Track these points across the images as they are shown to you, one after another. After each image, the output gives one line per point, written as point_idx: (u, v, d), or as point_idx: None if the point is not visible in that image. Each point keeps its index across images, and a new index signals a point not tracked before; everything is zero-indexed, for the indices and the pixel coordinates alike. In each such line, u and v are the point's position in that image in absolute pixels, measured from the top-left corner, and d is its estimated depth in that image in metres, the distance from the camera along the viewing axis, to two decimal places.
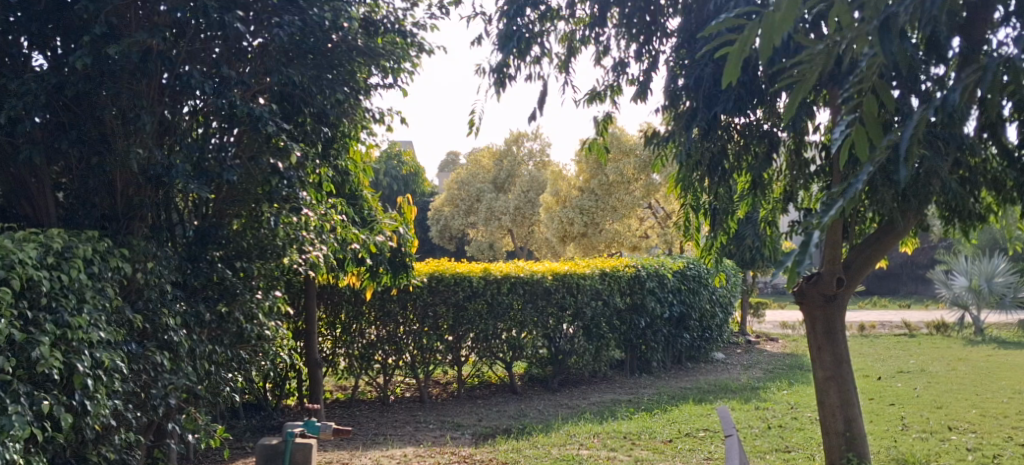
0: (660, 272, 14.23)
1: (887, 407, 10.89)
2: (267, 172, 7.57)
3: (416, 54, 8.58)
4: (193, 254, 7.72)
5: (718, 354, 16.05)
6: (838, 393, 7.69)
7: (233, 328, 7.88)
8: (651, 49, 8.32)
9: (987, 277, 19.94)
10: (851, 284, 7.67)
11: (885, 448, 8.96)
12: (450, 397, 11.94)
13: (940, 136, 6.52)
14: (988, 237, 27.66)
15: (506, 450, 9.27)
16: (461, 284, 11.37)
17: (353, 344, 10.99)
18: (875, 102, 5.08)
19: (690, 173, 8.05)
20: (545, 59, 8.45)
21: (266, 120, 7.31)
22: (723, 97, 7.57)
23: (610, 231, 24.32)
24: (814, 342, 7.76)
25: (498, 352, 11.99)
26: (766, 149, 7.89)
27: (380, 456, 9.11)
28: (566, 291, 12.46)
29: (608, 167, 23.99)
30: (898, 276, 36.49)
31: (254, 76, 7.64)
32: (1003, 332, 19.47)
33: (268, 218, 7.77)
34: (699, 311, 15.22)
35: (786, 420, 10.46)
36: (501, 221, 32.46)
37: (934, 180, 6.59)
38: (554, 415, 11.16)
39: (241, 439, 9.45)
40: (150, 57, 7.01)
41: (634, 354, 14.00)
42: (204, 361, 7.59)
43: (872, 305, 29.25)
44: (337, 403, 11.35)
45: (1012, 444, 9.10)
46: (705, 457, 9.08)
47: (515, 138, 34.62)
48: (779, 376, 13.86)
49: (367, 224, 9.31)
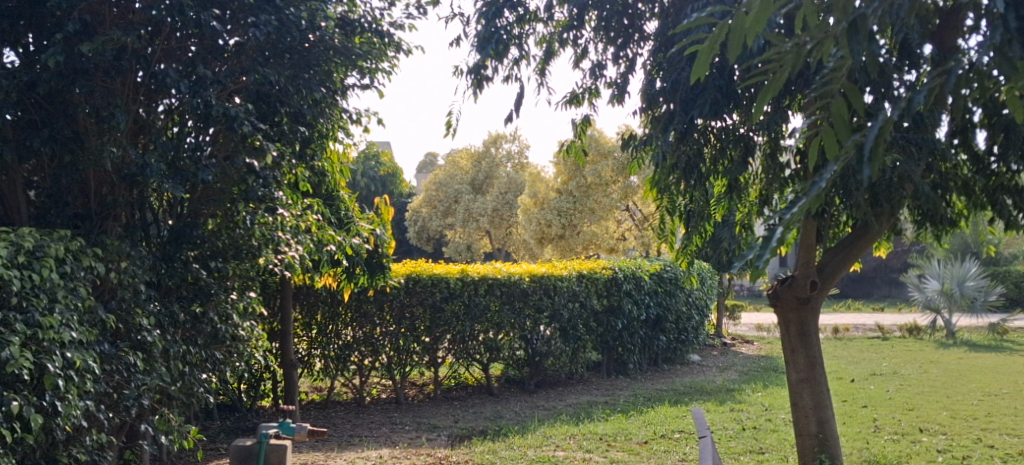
0: (637, 273, 14.25)
1: (860, 409, 10.95)
2: (243, 171, 7.56)
3: (395, 55, 8.58)
4: (167, 254, 7.62)
5: (694, 356, 16.11)
6: (811, 395, 7.73)
7: (207, 328, 7.86)
8: (628, 52, 8.37)
9: (959, 281, 20.11)
10: (825, 286, 7.71)
11: (858, 449, 9.02)
12: (427, 398, 11.94)
13: (913, 141, 6.71)
14: (959, 241, 27.91)
15: (482, 452, 9.27)
16: (438, 285, 11.36)
17: (329, 345, 10.97)
18: (844, 103, 5.02)
19: (667, 176, 8.10)
20: (523, 61, 8.47)
21: (242, 120, 7.27)
22: (700, 100, 7.61)
23: (587, 233, 24.36)
24: (787, 344, 7.79)
25: (474, 353, 11.99)
26: (741, 153, 7.93)
27: (355, 457, 9.09)
28: (543, 293, 12.48)
29: (586, 169, 24.10)
30: (872, 279, 36.73)
31: (231, 76, 7.60)
32: (974, 335, 19.63)
33: (244, 218, 7.75)
34: (675, 313, 15.28)
35: (760, 422, 10.52)
36: (479, 222, 32.42)
37: (908, 185, 6.70)
38: (530, 416, 11.17)
39: (215, 440, 9.40)
40: (124, 55, 7.01)
41: (610, 356, 14.04)
42: (178, 362, 7.52)
43: (847, 307, 29.40)
44: (313, 404, 11.31)
45: (982, 446, 9.20)
46: (680, 457, 9.11)
47: (493, 139, 34.69)
48: (754, 378, 13.92)
49: (343, 225, 9.30)
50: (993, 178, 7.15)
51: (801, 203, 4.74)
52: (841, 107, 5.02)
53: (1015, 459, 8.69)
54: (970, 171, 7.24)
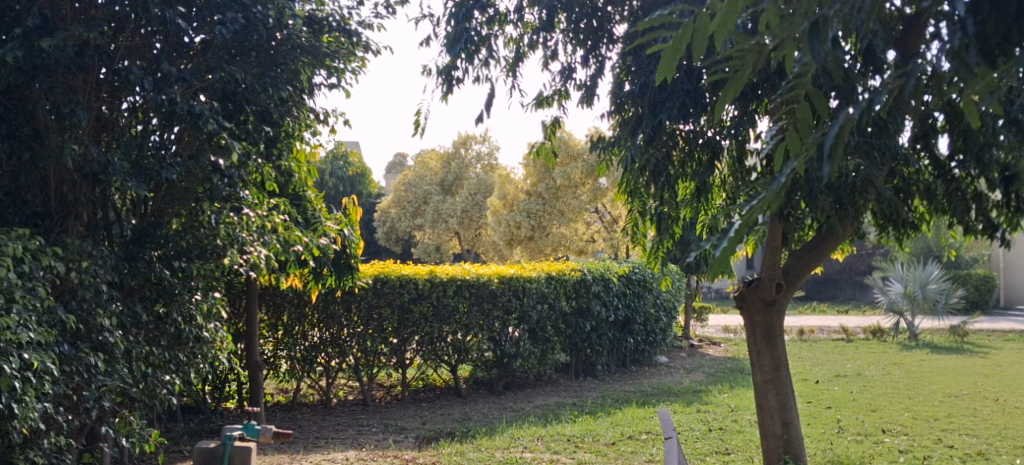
0: (605, 276, 14.25)
1: (824, 410, 11.02)
2: (208, 170, 7.55)
3: (363, 54, 8.55)
4: (130, 254, 7.55)
5: (661, 358, 16.16)
6: (776, 396, 7.77)
7: (171, 329, 7.77)
8: (599, 54, 8.35)
9: (921, 284, 20.28)
10: (790, 288, 7.76)
11: (821, 450, 9.08)
12: (394, 400, 11.89)
13: (875, 147, 6.79)
14: (922, 245, 28.26)
15: (450, 454, 9.24)
16: (406, 286, 11.34)
17: (295, 346, 10.89)
18: (809, 108, 5.00)
19: (636, 178, 8.11)
20: (492, 62, 8.46)
21: (207, 118, 7.27)
22: (668, 104, 7.66)
23: (556, 235, 24.40)
24: (753, 345, 7.83)
25: (442, 355, 11.97)
26: (708, 157, 7.99)
27: (321, 459, 9.04)
28: (512, 295, 12.47)
29: (556, 171, 24.14)
30: (836, 282, 37.00)
31: (195, 73, 7.53)
32: (936, 337, 19.83)
33: (210, 218, 7.66)
34: (643, 315, 15.32)
35: (726, 423, 10.56)
36: (448, 223, 32.31)
37: (871, 189, 6.74)
38: (498, 418, 11.15)
39: (178, 442, 9.29)
40: (85, 52, 6.91)
41: (579, 358, 14.03)
42: (140, 363, 7.45)
43: (813, 310, 29.59)
44: (278, 406, 11.23)
45: (942, 446, 9.29)
46: (647, 459, 9.11)
47: (462, 141, 34.50)
48: (721, 380, 13.98)
49: (310, 225, 9.25)
50: (954, 183, 7.26)
51: (762, 196, 4.73)
52: (805, 111, 5.00)
53: (973, 459, 8.79)
54: (932, 176, 7.33)
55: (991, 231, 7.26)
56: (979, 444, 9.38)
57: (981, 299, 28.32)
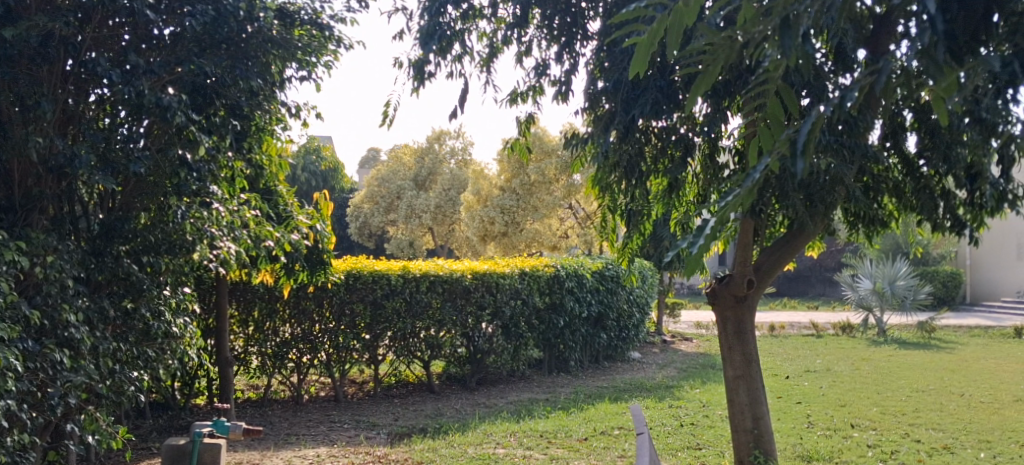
0: (579, 272, 14.24)
1: (794, 405, 11.08)
2: (176, 163, 7.42)
3: (335, 48, 8.50)
4: (97, 249, 7.48)
5: (634, 353, 16.19)
6: (747, 392, 7.79)
7: (139, 325, 7.71)
8: (573, 50, 8.31)
9: (890, 280, 20.41)
10: (761, 285, 7.77)
11: (791, 445, 9.11)
12: (366, 396, 11.86)
13: (846, 145, 6.79)
14: (891, 242, 28.51)
15: (422, 450, 9.21)
16: (379, 282, 11.29)
17: (266, 342, 10.81)
18: (778, 103, 4.98)
19: (609, 174, 8.12)
20: (466, 57, 8.44)
21: (176, 111, 7.15)
22: (641, 101, 7.66)
23: (530, 231, 24.41)
24: (724, 341, 7.84)
25: (415, 351, 11.93)
26: (682, 153, 7.92)
27: (291, 456, 8.98)
28: (485, 290, 12.44)
29: (529, 167, 24.11)
30: (807, 278, 37.24)
31: (165, 66, 7.41)
32: (904, 334, 19.98)
33: (176, 212, 7.55)
34: (616, 311, 15.34)
35: (698, 418, 10.60)
36: (421, 218, 32.21)
37: (840, 187, 6.80)
38: (470, 414, 11.13)
39: (146, 439, 9.21)
40: (51, 43, 6.88)
41: (552, 354, 14.02)
42: (108, 359, 7.36)
43: (783, 306, 29.78)
44: (248, 403, 11.16)
45: (909, 440, 9.36)
46: (619, 454, 9.12)
47: (437, 136, 34.53)
48: (693, 375, 14.02)
49: (282, 221, 9.23)
50: (922, 181, 7.33)
51: (736, 192, 4.73)
52: (774, 109, 4.98)
53: (940, 454, 8.87)
54: (901, 174, 7.42)
55: (958, 228, 7.36)
56: (945, 438, 9.46)
57: (949, 295, 28.59)
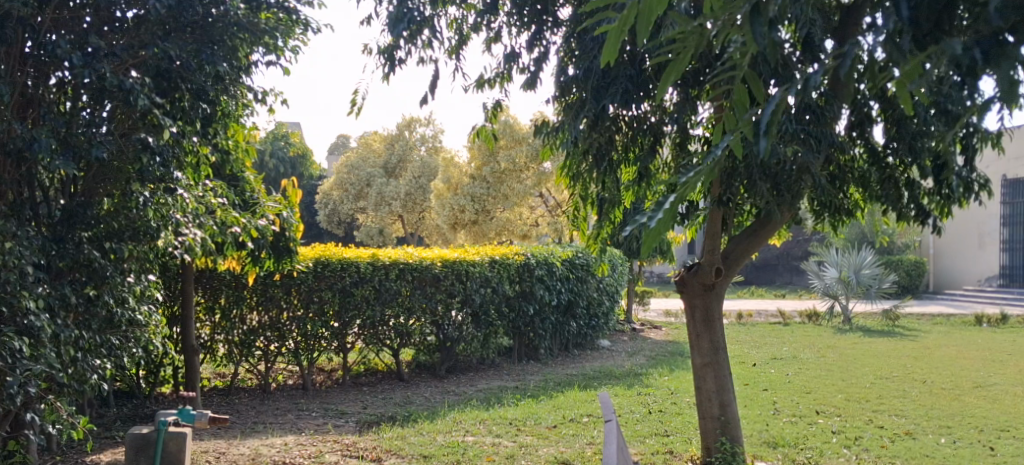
0: (549, 260, 14.20)
1: (761, 392, 11.13)
2: (138, 148, 7.31)
3: (303, 32, 8.43)
4: (58, 235, 7.37)
5: (603, 341, 16.21)
6: (714, 378, 7.80)
7: (102, 312, 7.57)
8: (543, 39, 8.26)
9: (855, 269, 20.54)
10: (729, 273, 7.78)
11: (757, 431, 9.15)
12: (335, 384, 11.78)
13: (813, 134, 6.80)
14: (857, 231, 28.76)
15: (391, 438, 9.17)
16: (347, 270, 11.23)
17: (232, 331, 10.72)
18: (746, 91, 4.72)
19: (579, 162, 8.11)
20: (436, 43, 8.38)
21: (138, 93, 7.10)
22: (611, 90, 7.63)
23: (500, 219, 24.39)
24: (692, 329, 7.86)
25: (385, 338, 11.87)
26: (651, 142, 7.97)
27: (258, 445, 8.90)
28: (455, 279, 12.38)
29: (499, 155, 24.02)
30: (774, 267, 37.48)
31: (127, 49, 7.33)
32: (869, 322, 20.17)
33: (140, 198, 7.44)
34: (586, 299, 15.35)
35: (666, 405, 10.61)
36: (391, 206, 32.05)
37: (806, 176, 6.77)
38: (440, 401, 11.11)
39: (110, 428, 9.08)
40: (8, 23, 6.81)
41: (521, 342, 14.01)
42: (70, 347, 7.21)
43: (751, 294, 29.97)
44: (215, 391, 11.08)
45: (873, 427, 9.42)
46: (588, 441, 9.13)
47: (407, 123, 34.34)
48: (661, 363, 14.07)
49: (248, 207, 9.12)
50: (887, 171, 7.36)
51: (698, 169, 4.53)
52: (742, 96, 4.73)
53: (902, 439, 8.95)
54: (867, 164, 7.46)
55: (921, 217, 7.46)
56: (907, 424, 9.54)
57: (913, 284, 29.14)
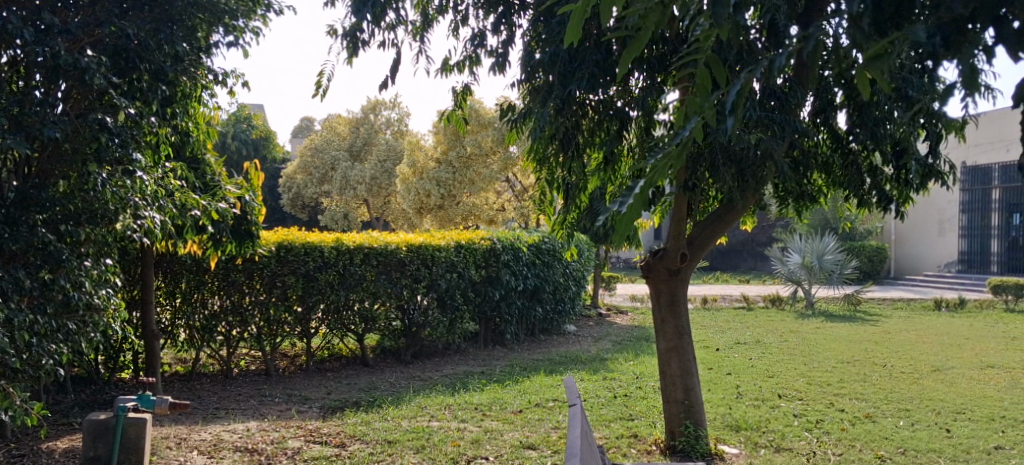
0: (515, 245, 14.14)
1: (724, 376, 11.15)
2: (95, 129, 7.20)
3: (264, 14, 8.31)
4: (12, 218, 7.17)
5: (570, 326, 16.17)
6: (678, 363, 7.79)
7: (57, 296, 7.37)
8: (510, 21, 8.17)
9: (819, 255, 20.62)
10: (694, 258, 7.77)
11: (720, 415, 9.15)
12: (299, 370, 11.68)
13: (775, 120, 6.79)
14: (820, 216, 29.02)
15: (355, 423, 9.08)
16: (311, 254, 11.13)
17: (193, 314, 10.56)
18: (707, 73, 4.63)
19: (546, 147, 8.02)
20: (401, 26, 8.28)
21: (93, 72, 7.03)
22: (577, 75, 7.58)
23: (466, 204, 24.31)
24: (657, 314, 7.83)
25: (349, 323, 11.77)
26: (617, 127, 7.91)
27: (220, 431, 8.78)
28: (421, 263, 12.31)
29: (465, 139, 23.90)
30: (739, 252, 37.74)
31: (83, 27, 7.26)
32: (832, 307, 20.33)
33: (97, 180, 7.22)
34: (553, 284, 15.32)
35: (631, 390, 10.61)
36: (357, 190, 31.80)
37: (769, 163, 6.74)
38: (405, 386, 11.03)
39: (67, 415, 8.91)
40: None
41: (487, 326, 13.95)
42: (24, 332, 7.04)
43: (716, 280, 30.15)
44: (176, 376, 10.94)
45: (834, 410, 9.46)
46: (553, 426, 9.09)
47: (372, 106, 34.05)
48: (625, 348, 14.08)
49: (208, 190, 8.98)
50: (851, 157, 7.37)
51: (664, 153, 4.46)
52: (703, 79, 4.62)
53: (862, 422, 8.98)
54: (830, 149, 7.49)
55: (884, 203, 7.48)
56: (867, 407, 9.58)
57: (875, 270, 29.45)
